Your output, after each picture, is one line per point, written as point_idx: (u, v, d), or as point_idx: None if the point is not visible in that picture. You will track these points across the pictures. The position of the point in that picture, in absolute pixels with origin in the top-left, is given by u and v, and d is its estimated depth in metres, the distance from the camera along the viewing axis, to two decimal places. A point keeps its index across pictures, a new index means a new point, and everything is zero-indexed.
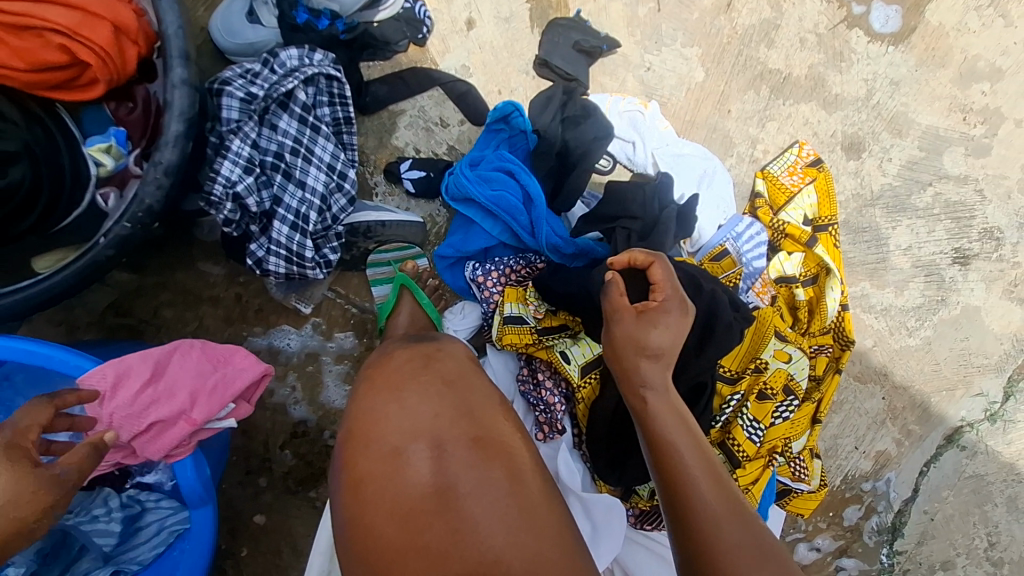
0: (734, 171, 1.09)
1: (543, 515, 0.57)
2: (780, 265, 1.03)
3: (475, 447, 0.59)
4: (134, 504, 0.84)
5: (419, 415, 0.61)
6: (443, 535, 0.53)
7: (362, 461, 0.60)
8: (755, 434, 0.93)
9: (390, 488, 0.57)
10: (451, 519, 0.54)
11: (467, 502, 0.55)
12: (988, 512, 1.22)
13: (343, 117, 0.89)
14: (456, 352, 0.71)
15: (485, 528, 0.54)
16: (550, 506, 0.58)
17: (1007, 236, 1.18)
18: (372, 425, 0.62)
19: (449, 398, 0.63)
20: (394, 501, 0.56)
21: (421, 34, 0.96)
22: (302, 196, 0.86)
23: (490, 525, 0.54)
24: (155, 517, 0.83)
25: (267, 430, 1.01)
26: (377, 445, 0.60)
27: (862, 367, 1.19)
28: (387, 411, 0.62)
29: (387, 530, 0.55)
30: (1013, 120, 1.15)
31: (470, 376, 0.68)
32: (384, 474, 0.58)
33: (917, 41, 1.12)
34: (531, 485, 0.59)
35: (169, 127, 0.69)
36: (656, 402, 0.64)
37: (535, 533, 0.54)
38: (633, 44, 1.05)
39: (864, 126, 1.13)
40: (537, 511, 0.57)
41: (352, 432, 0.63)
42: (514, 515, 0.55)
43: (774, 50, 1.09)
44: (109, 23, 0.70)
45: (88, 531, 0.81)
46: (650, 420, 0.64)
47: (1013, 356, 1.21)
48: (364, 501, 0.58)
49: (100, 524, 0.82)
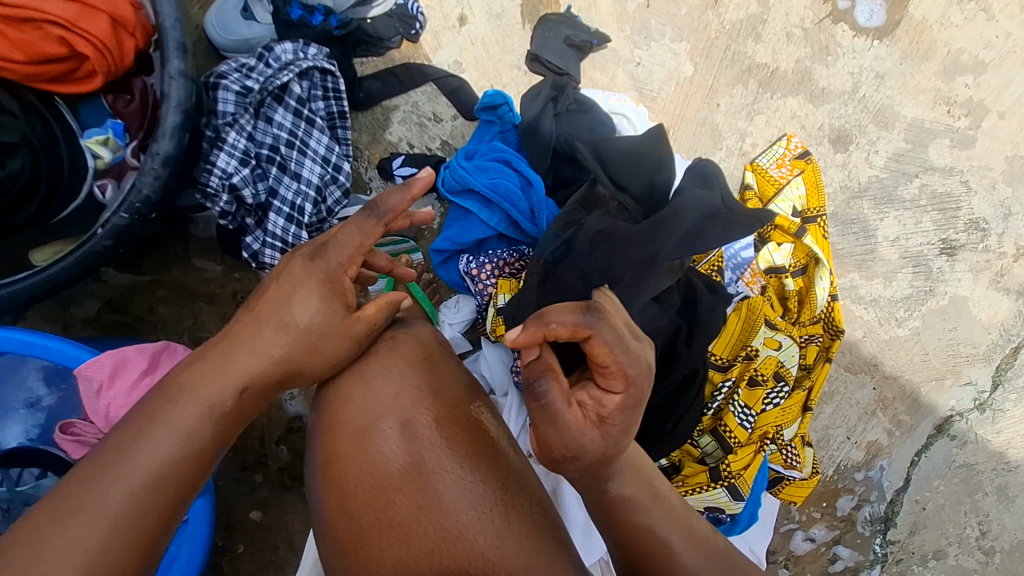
0: (723, 165, 1.11)
1: (512, 490, 0.58)
2: (769, 256, 1.04)
3: (439, 427, 0.59)
4: None
5: (381, 396, 0.61)
6: (412, 511, 0.56)
7: (332, 442, 0.60)
8: (746, 420, 0.95)
9: (361, 464, 0.58)
10: (420, 497, 0.56)
11: (433, 479, 0.57)
12: (979, 501, 1.23)
13: (337, 112, 0.91)
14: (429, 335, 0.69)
15: (452, 508, 0.56)
16: (520, 479, 0.60)
17: (992, 226, 1.20)
18: (339, 405, 0.62)
19: (413, 378, 0.62)
20: (365, 479, 0.57)
21: (413, 30, 0.97)
22: (297, 187, 0.87)
23: (455, 502, 0.56)
24: None
25: (263, 425, 1.02)
26: (346, 422, 0.61)
27: (852, 358, 1.21)
28: (353, 394, 0.62)
29: (355, 507, 0.57)
30: (996, 112, 1.18)
31: (436, 355, 0.66)
32: (355, 450, 0.59)
33: (901, 35, 1.14)
34: (499, 459, 0.60)
35: (166, 118, 0.70)
36: (620, 487, 0.64)
37: (500, 509, 0.57)
38: (623, 39, 1.07)
39: (851, 119, 1.15)
40: (506, 485, 0.58)
41: (325, 414, 0.63)
42: (481, 489, 0.57)
43: (762, 45, 1.11)
44: (107, 16, 0.71)
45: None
46: (617, 508, 0.64)
47: (1000, 345, 1.22)
48: (335, 482, 0.58)
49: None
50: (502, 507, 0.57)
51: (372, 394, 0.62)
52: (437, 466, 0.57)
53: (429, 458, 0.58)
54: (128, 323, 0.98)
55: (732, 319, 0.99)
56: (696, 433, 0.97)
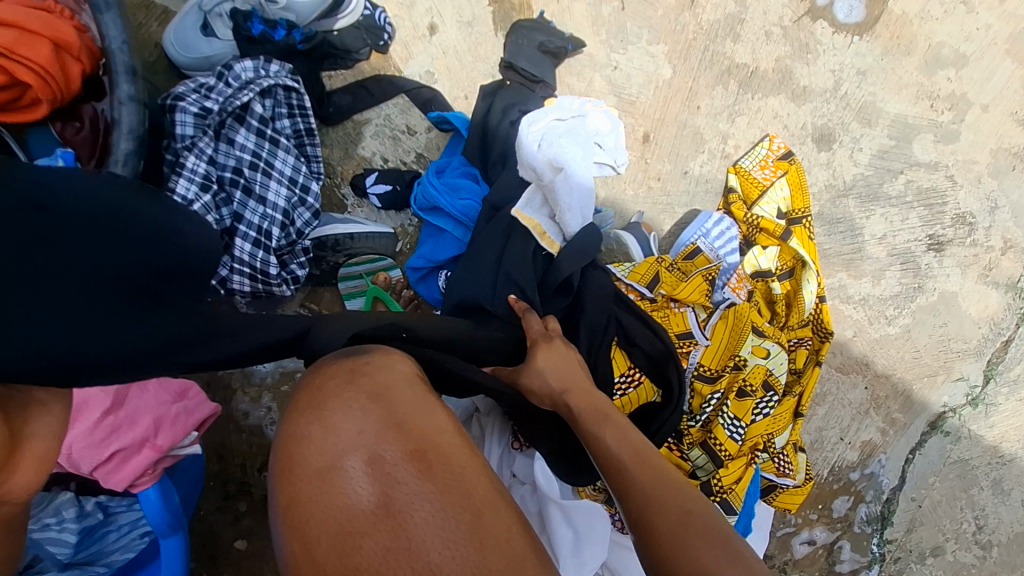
0: (705, 168, 1.08)
1: (490, 524, 0.52)
2: (755, 260, 1.03)
3: (411, 460, 0.54)
4: (95, 514, 0.80)
5: (342, 433, 0.55)
6: (380, 554, 0.48)
7: (292, 484, 0.54)
8: (736, 432, 0.93)
9: (322, 506, 0.52)
10: (389, 539, 0.49)
11: (404, 515, 0.50)
12: (975, 496, 1.22)
13: (304, 129, 0.88)
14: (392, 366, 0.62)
15: (423, 546, 0.49)
16: (500, 512, 0.54)
17: (979, 220, 1.19)
18: (295, 445, 0.56)
19: (376, 412, 0.56)
20: (327, 523, 0.51)
21: (382, 41, 0.94)
22: (263, 211, 0.84)
23: (427, 539, 0.49)
24: (123, 519, 0.81)
25: (244, 452, 0.98)
26: (303, 464, 0.54)
27: (843, 358, 1.19)
28: (310, 433, 0.56)
29: (317, 555, 0.49)
30: (979, 104, 1.16)
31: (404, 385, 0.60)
32: (317, 492, 0.52)
33: (882, 30, 1.13)
34: (475, 492, 0.54)
35: (118, 145, 0.67)
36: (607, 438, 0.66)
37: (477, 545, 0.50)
38: (599, 43, 1.04)
39: (834, 117, 1.13)
40: (483, 521, 0.52)
41: (283, 456, 0.56)
42: (454, 528, 0.50)
43: (741, 45, 1.09)
44: (48, 41, 0.68)
45: (39, 540, 0.76)
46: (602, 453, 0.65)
47: (990, 339, 1.21)
48: (295, 529, 0.51)
49: (53, 534, 0.77)
50: (478, 543, 0.50)
51: (329, 427, 0.56)
52: (407, 504, 0.51)
53: (398, 497, 0.51)
54: None
55: (718, 328, 0.96)
56: (686, 446, 0.95)
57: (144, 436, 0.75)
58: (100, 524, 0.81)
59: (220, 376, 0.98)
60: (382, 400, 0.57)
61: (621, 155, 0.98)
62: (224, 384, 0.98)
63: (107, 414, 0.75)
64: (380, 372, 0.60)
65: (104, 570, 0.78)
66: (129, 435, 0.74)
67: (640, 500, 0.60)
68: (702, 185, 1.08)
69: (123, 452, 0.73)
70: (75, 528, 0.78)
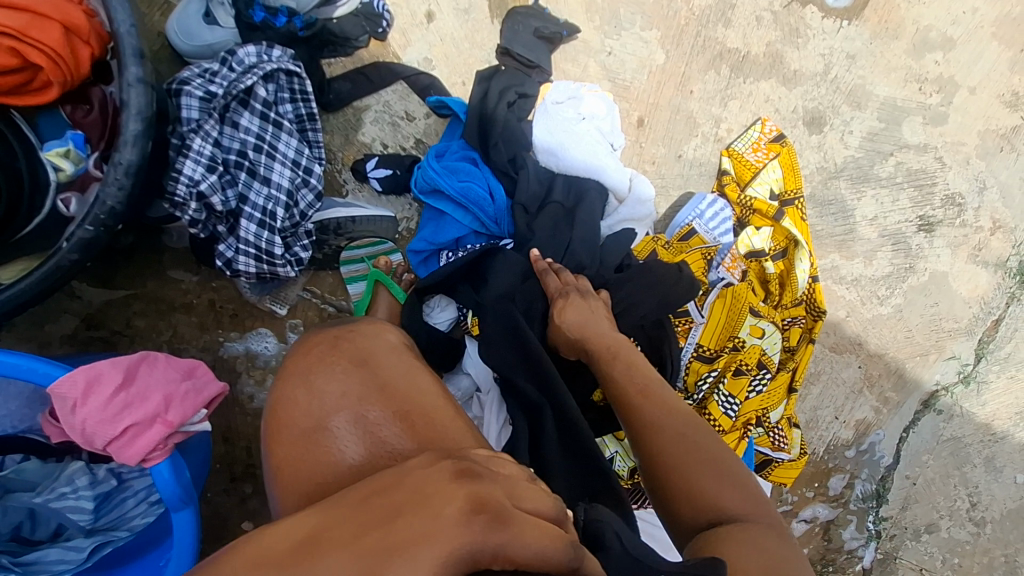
0: (699, 151, 1.10)
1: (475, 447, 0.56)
2: (747, 240, 1.04)
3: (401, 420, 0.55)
4: (109, 480, 0.87)
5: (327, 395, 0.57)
6: None
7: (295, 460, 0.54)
8: (730, 408, 0.96)
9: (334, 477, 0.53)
10: None
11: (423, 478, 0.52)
12: (968, 473, 1.24)
13: (306, 114, 0.90)
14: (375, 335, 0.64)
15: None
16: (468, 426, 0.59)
17: (968, 201, 1.21)
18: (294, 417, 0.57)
19: (358, 375, 0.59)
20: None
21: (381, 28, 0.96)
22: (267, 192, 0.86)
23: None
24: (133, 487, 0.87)
25: (250, 434, 0.99)
26: (291, 428, 0.56)
27: (836, 338, 1.21)
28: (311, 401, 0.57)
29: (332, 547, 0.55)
30: (967, 87, 1.18)
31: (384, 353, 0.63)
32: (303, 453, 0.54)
33: (870, 15, 1.15)
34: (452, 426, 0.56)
35: (127, 126, 0.69)
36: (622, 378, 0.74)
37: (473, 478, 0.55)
38: (593, 30, 1.07)
39: (824, 101, 1.15)
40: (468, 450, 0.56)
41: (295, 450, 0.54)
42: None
43: (732, 30, 1.11)
44: (59, 24, 0.70)
45: (60, 508, 0.84)
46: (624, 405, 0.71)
47: (981, 319, 1.23)
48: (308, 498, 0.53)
49: (71, 501, 0.84)
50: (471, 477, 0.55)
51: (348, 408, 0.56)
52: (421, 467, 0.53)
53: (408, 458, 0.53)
54: (106, 339, 0.96)
55: (717, 307, 0.99)
56: None
57: (156, 412, 0.77)
58: (114, 491, 0.87)
59: (225, 359, 0.98)
60: (365, 364, 0.60)
61: (618, 137, 0.99)
62: (230, 368, 0.98)
63: (119, 390, 0.77)
64: (363, 336, 0.64)
65: (126, 534, 0.84)
66: (142, 411, 0.76)
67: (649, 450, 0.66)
68: (696, 168, 1.10)
69: (136, 427, 0.75)
70: (90, 495, 0.85)
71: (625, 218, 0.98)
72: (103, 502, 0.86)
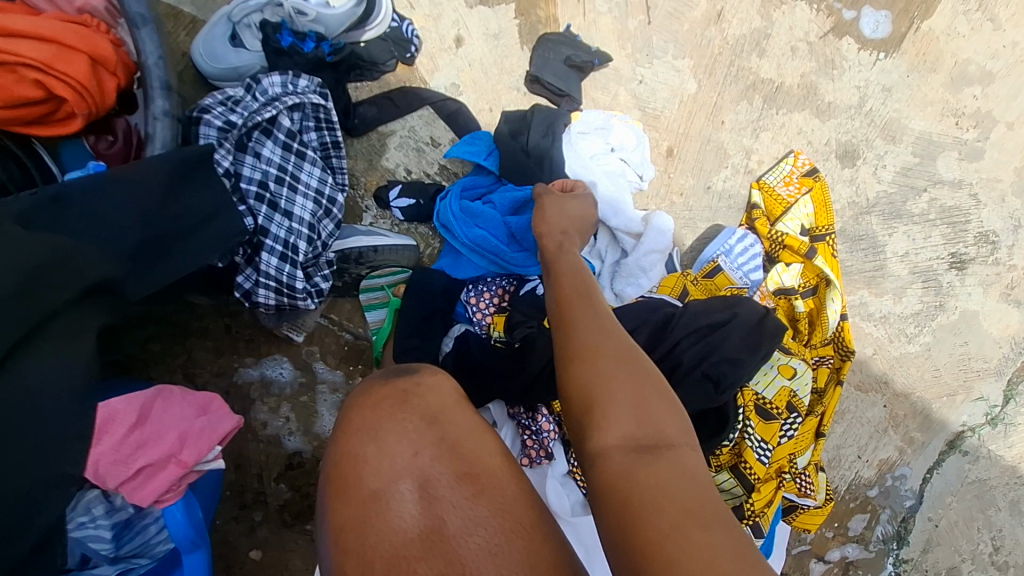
0: (729, 183, 1.08)
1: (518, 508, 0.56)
2: (778, 277, 1.02)
3: (462, 482, 0.56)
4: (124, 511, 0.77)
5: (398, 455, 0.57)
6: None
7: (344, 508, 0.56)
8: (765, 454, 0.92)
9: (377, 532, 0.54)
10: (442, 563, 0.52)
11: (458, 541, 0.53)
12: (992, 516, 1.20)
13: (331, 142, 0.89)
14: (437, 383, 0.62)
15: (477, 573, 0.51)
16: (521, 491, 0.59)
17: (1002, 239, 1.18)
18: (351, 466, 0.57)
19: (430, 434, 0.58)
20: (384, 548, 0.53)
21: (409, 53, 0.94)
22: (289, 226, 0.84)
23: (479, 565, 0.52)
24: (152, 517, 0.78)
25: (262, 462, 0.96)
26: (358, 486, 0.56)
27: (863, 376, 1.18)
28: (365, 454, 0.57)
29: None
30: (1004, 123, 1.15)
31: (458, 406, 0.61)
32: (368, 515, 0.55)
33: (908, 47, 1.12)
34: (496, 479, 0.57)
35: (149, 159, 0.73)
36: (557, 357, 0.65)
37: (517, 549, 0.53)
38: (625, 57, 1.04)
39: (858, 134, 1.12)
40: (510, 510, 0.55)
41: (342, 480, 0.57)
42: (507, 553, 0.52)
43: (766, 60, 1.08)
44: (85, 56, 0.70)
45: (80, 540, 0.74)
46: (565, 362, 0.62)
47: (1011, 359, 1.20)
48: (349, 551, 0.53)
49: (90, 531, 0.74)
50: (510, 534, 0.54)
51: (396, 458, 0.57)
52: (459, 530, 0.54)
53: (447, 519, 0.54)
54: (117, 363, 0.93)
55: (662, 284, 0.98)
56: (714, 469, 0.94)
57: (171, 452, 0.75)
58: (134, 518, 0.78)
59: (239, 386, 0.95)
60: (438, 421, 0.59)
61: (648, 169, 0.98)
62: (244, 394, 0.96)
63: (133, 429, 0.74)
64: (431, 392, 0.61)
65: (149, 561, 0.79)
66: (157, 451, 0.74)
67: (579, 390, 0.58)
68: (725, 201, 1.08)
69: (150, 467, 0.74)
70: (111, 525, 0.75)
71: (648, 250, 0.95)
72: (123, 529, 0.77)
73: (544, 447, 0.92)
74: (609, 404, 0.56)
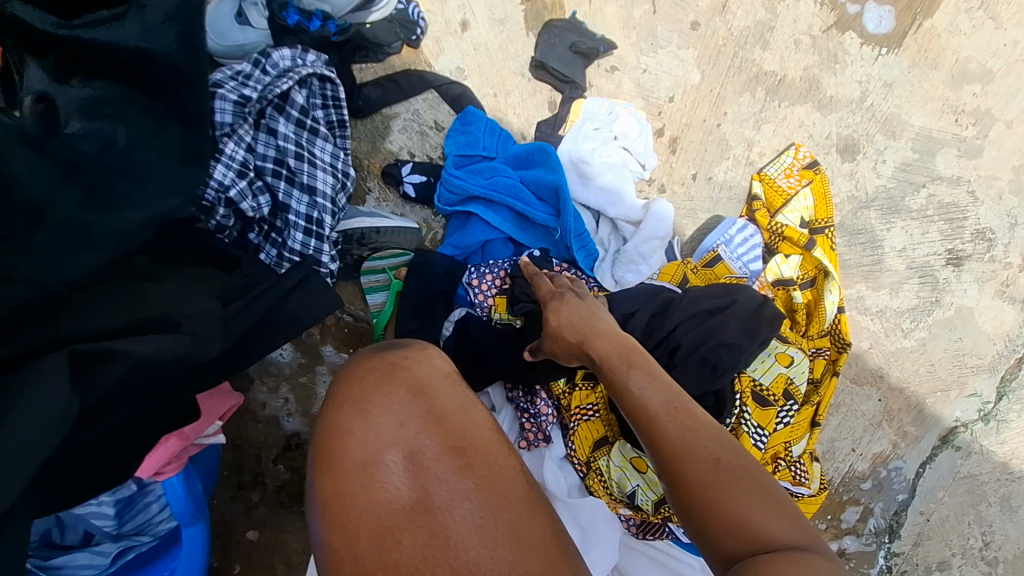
0: (730, 173, 1.08)
1: (504, 482, 0.56)
2: (777, 268, 1.03)
3: (451, 455, 0.56)
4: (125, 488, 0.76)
5: (384, 428, 0.57)
6: (417, 551, 0.52)
7: (330, 478, 0.56)
8: (760, 440, 0.93)
9: (363, 501, 0.54)
10: (427, 536, 0.53)
11: (443, 513, 0.54)
12: (983, 512, 1.21)
13: (337, 120, 0.90)
14: (428, 356, 0.63)
15: (461, 545, 0.52)
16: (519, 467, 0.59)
17: (998, 237, 1.19)
18: (335, 438, 0.58)
19: (419, 407, 0.58)
20: (368, 518, 0.54)
21: (414, 35, 0.97)
22: (310, 201, 0.85)
23: (464, 539, 0.53)
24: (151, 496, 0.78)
25: (260, 442, 0.97)
26: (343, 458, 0.56)
27: (858, 369, 1.19)
28: (350, 425, 0.58)
29: (357, 548, 0.53)
30: (1003, 121, 1.16)
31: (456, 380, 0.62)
32: (356, 487, 0.55)
33: (910, 43, 1.13)
34: (496, 454, 0.58)
35: None
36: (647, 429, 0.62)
37: (502, 524, 0.54)
38: (629, 46, 1.05)
39: (858, 128, 1.13)
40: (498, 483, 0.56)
41: (330, 449, 0.57)
42: (491, 526, 0.53)
43: (769, 52, 1.09)
44: None
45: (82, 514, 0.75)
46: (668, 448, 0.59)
47: (1005, 356, 1.21)
48: (336, 519, 0.54)
49: (92, 509, 0.74)
50: (496, 508, 0.54)
51: (377, 431, 0.57)
52: (446, 503, 0.54)
53: (434, 492, 0.55)
54: None
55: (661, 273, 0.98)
56: None
57: None
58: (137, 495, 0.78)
59: None
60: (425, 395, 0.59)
61: (649, 159, 1.01)
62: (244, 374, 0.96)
63: None
64: (419, 365, 0.61)
65: (150, 539, 0.79)
66: None
67: (688, 479, 0.57)
68: (726, 191, 1.08)
69: None
70: (112, 501, 0.75)
71: (647, 237, 0.96)
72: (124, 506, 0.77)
73: (542, 430, 0.92)
74: (723, 501, 0.56)
